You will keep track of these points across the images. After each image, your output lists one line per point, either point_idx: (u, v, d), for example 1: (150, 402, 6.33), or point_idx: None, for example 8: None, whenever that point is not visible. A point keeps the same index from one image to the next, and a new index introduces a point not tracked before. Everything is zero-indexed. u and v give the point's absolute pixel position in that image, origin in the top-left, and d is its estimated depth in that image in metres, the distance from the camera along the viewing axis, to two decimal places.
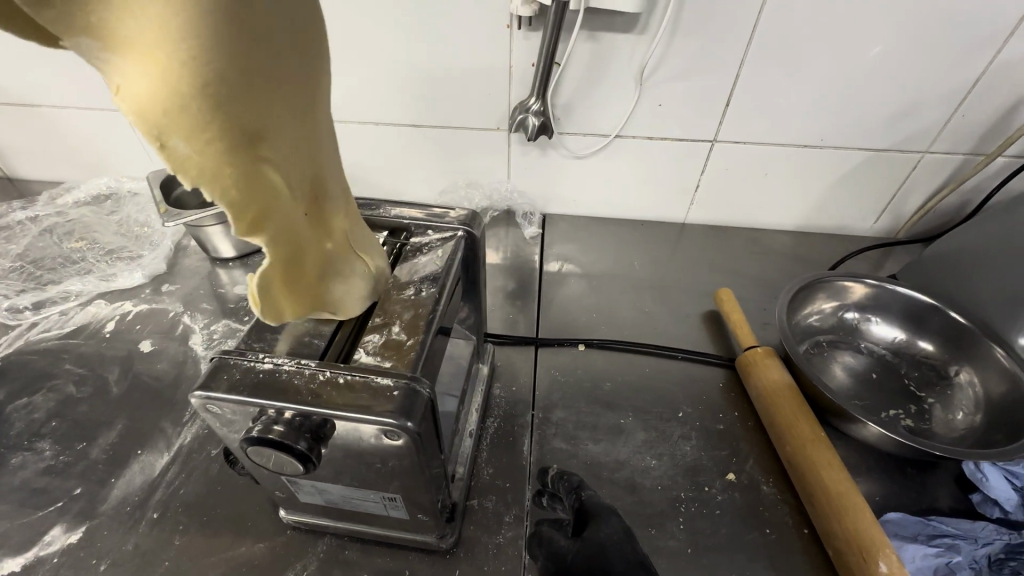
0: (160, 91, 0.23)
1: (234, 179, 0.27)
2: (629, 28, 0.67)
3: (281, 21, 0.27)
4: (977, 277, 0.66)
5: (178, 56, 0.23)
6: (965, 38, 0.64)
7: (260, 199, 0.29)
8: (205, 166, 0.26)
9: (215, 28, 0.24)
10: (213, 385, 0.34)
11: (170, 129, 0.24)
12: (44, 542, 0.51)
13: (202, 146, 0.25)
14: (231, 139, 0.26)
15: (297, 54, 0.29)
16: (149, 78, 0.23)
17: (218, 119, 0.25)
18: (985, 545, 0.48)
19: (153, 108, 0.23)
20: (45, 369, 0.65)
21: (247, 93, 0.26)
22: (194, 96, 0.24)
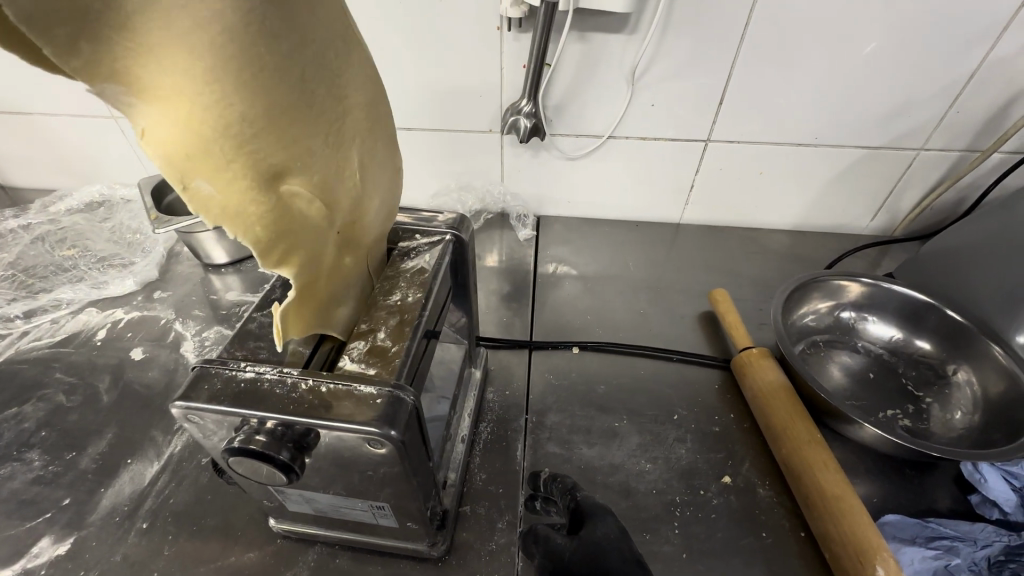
0: (185, 135, 0.25)
1: (256, 216, 0.28)
2: (619, 28, 0.67)
3: (303, 60, 0.28)
4: (974, 274, 0.66)
5: (199, 103, 0.25)
6: (958, 35, 0.64)
7: (284, 233, 0.30)
8: (227, 205, 0.27)
9: (234, 75, 0.25)
10: (194, 395, 0.33)
11: (192, 172, 0.26)
12: (32, 554, 0.50)
13: (225, 184, 0.27)
14: (254, 177, 0.28)
15: (323, 92, 0.30)
16: (173, 123, 0.25)
17: (239, 160, 0.27)
18: (984, 546, 0.47)
19: (177, 152, 0.25)
20: (36, 378, 0.65)
21: (269, 133, 0.27)
22: (214, 138, 0.26)
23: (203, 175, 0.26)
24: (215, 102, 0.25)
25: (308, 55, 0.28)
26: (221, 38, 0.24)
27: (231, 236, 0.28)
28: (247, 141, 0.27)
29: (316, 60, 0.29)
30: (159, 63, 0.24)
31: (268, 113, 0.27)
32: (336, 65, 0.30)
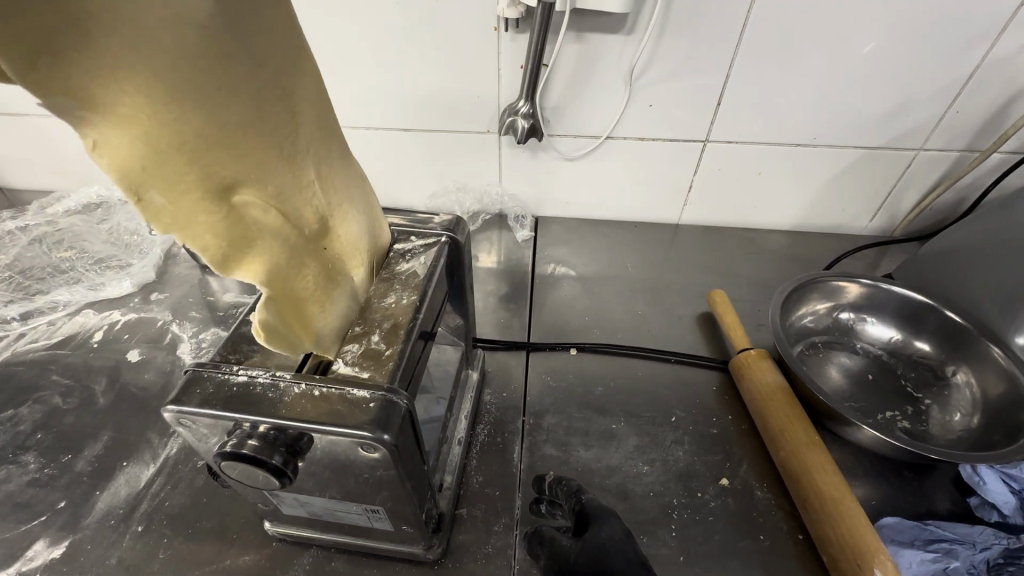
0: (137, 149, 0.25)
1: (211, 227, 0.28)
2: (617, 28, 0.66)
3: (259, 73, 0.28)
4: (974, 275, 0.65)
5: (151, 116, 0.25)
6: (957, 36, 0.63)
7: (240, 243, 0.30)
8: (179, 216, 0.27)
9: (186, 89, 0.25)
10: (186, 399, 0.33)
11: (145, 184, 0.26)
12: (27, 557, 0.50)
13: (179, 196, 0.27)
14: (209, 188, 0.28)
15: (280, 103, 0.30)
16: (127, 137, 0.24)
17: (192, 172, 0.27)
18: (983, 549, 0.47)
19: (129, 165, 0.25)
20: (32, 380, 0.65)
21: (224, 145, 0.28)
22: (166, 151, 0.26)
23: (158, 188, 0.26)
24: (169, 116, 0.25)
25: (264, 69, 0.29)
26: (175, 52, 0.25)
27: (186, 247, 0.28)
28: (201, 153, 0.27)
29: (273, 73, 0.29)
30: (117, 81, 0.23)
31: (222, 125, 0.27)
32: (292, 76, 0.31)
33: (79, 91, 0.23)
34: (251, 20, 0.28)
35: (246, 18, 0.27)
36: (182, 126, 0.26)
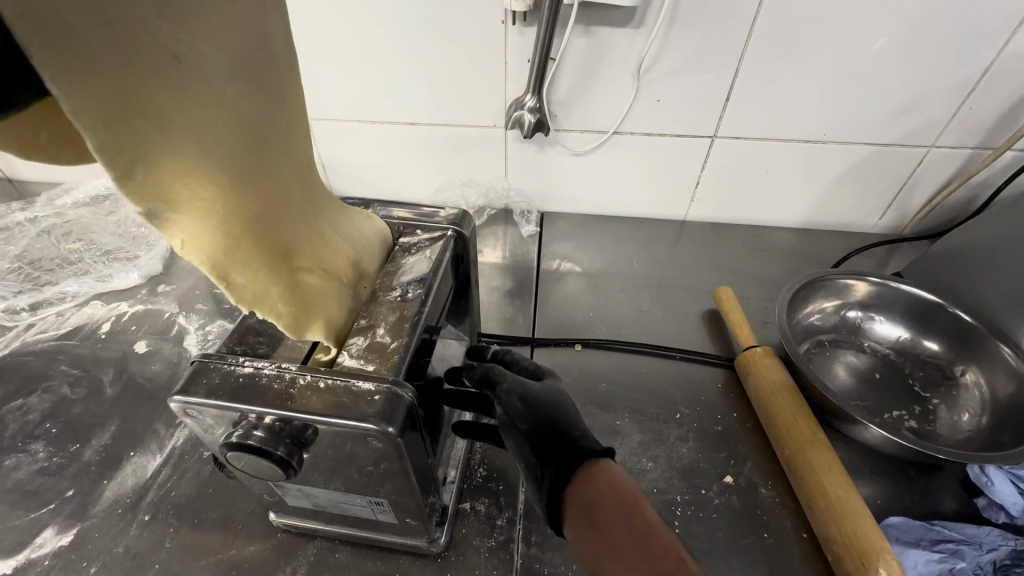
0: (219, 239, 0.27)
1: (275, 292, 0.31)
2: (625, 22, 0.66)
3: (288, 148, 0.30)
4: (984, 274, 0.65)
5: (227, 208, 0.26)
6: (973, 31, 0.62)
7: (295, 303, 0.33)
8: (255, 289, 0.30)
9: (245, 178, 0.27)
10: (191, 390, 0.33)
11: (226, 267, 0.28)
12: (36, 544, 0.51)
13: (254, 272, 0.29)
14: (270, 261, 0.30)
15: (300, 170, 0.32)
16: (208, 229, 0.26)
17: (259, 250, 0.29)
18: (990, 550, 0.47)
19: (214, 253, 0.27)
20: (41, 370, 0.65)
21: (277, 220, 0.30)
22: (240, 234, 0.27)
23: (238, 268, 0.28)
24: (239, 203, 0.27)
25: (292, 141, 0.30)
26: (234, 145, 0.26)
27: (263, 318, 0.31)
28: (261, 231, 0.29)
29: (295, 145, 0.31)
30: (195, 180, 0.24)
31: (272, 203, 0.29)
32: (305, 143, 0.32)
33: (166, 193, 0.24)
34: (282, 97, 0.28)
35: (277, 94, 0.28)
36: (247, 210, 0.28)
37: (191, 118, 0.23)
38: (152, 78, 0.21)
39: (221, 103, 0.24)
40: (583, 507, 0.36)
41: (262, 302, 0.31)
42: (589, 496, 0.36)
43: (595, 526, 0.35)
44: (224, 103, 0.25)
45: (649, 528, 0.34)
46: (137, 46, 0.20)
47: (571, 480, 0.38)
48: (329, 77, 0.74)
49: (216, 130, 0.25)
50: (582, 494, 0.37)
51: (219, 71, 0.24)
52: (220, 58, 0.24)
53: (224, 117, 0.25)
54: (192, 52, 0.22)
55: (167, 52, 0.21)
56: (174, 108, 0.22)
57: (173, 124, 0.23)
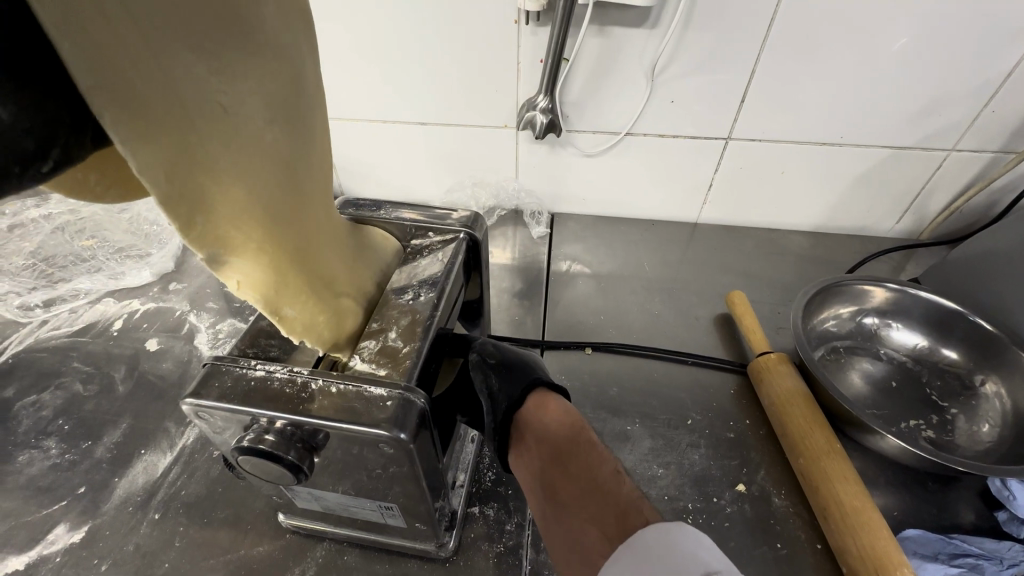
0: (265, 274, 0.30)
1: (322, 319, 0.34)
2: (639, 22, 0.65)
3: (317, 180, 0.32)
4: (1007, 281, 0.63)
5: (270, 245, 0.29)
6: (997, 32, 0.61)
7: (335, 325, 0.36)
8: (306, 322, 0.33)
9: (284, 215, 0.29)
10: (203, 393, 0.33)
11: (274, 299, 0.31)
12: (48, 541, 0.51)
13: (303, 303, 0.33)
14: (313, 290, 0.33)
15: (325, 198, 0.34)
16: (254, 264, 0.29)
17: (298, 280, 0.32)
18: (1011, 566, 0.46)
19: (261, 287, 0.30)
20: (54, 367, 0.66)
21: (310, 249, 0.33)
22: (281, 267, 0.31)
23: (287, 303, 0.32)
24: (280, 239, 0.30)
25: (319, 174, 0.32)
26: (274, 186, 0.28)
27: (312, 345, 0.34)
28: (299, 263, 0.32)
29: (323, 176, 0.33)
30: (246, 224, 0.27)
31: (305, 234, 0.32)
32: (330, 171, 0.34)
33: (222, 239, 0.26)
34: (313, 135, 0.30)
35: (308, 133, 0.30)
36: (285, 243, 0.30)
37: (238, 165, 0.25)
38: (203, 131, 0.23)
39: (262, 148, 0.26)
40: (535, 430, 0.42)
41: (305, 329, 0.34)
42: (540, 421, 0.42)
43: (546, 446, 0.41)
44: (264, 145, 0.26)
45: (590, 446, 0.42)
46: (189, 103, 0.22)
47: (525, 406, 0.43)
48: (341, 77, 0.74)
49: (261, 175, 0.27)
50: (533, 419, 0.43)
51: (259, 117, 0.26)
52: (259, 105, 0.25)
53: (262, 159, 0.27)
54: (235, 102, 0.24)
55: (214, 104, 0.23)
56: (223, 158, 0.25)
57: (223, 171, 0.25)
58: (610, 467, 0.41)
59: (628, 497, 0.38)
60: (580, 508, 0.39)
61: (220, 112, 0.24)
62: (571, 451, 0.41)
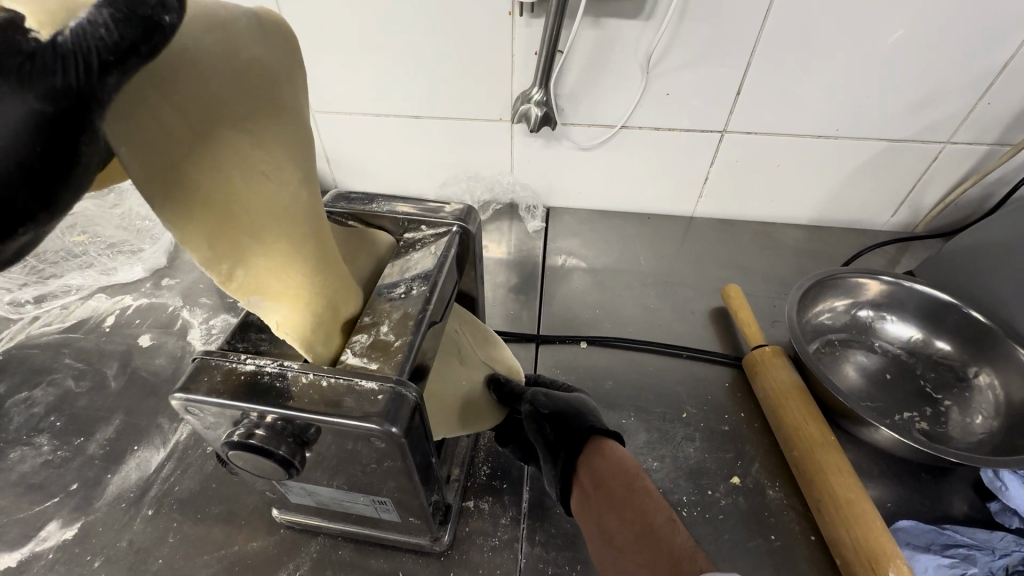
0: (306, 317, 0.32)
1: (336, 338, 0.36)
2: (634, 14, 0.64)
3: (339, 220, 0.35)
4: (1000, 273, 0.63)
5: (309, 290, 0.32)
6: (994, 23, 0.61)
7: (338, 337, 0.36)
8: (327, 347, 0.35)
9: (322, 260, 0.32)
10: (193, 388, 0.33)
11: (310, 336, 0.33)
12: (40, 538, 0.51)
13: (325, 333, 0.34)
14: (337, 320, 0.35)
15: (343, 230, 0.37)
16: (294, 310, 0.32)
17: (330, 315, 0.34)
18: (1003, 556, 0.46)
19: (301, 327, 0.33)
20: (45, 363, 0.65)
21: (343, 282, 0.35)
22: (321, 308, 0.33)
23: (319, 338, 0.34)
24: (319, 284, 0.32)
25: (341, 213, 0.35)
26: (312, 237, 0.31)
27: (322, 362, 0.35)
28: (336, 301, 0.34)
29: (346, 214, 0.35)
30: (287, 273, 0.30)
31: (339, 273, 0.35)
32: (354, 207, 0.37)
33: (261, 286, 0.30)
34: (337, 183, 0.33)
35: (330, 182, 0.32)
36: (324, 285, 0.33)
37: (283, 227, 0.29)
38: (245, 195, 0.26)
39: (300, 205, 0.29)
40: (590, 471, 0.44)
41: (339, 347, 0.36)
42: (598, 464, 0.44)
43: (600, 487, 0.43)
44: (299, 197, 0.29)
45: (644, 492, 0.42)
46: (230, 174, 0.25)
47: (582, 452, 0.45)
48: (334, 70, 0.74)
49: (300, 230, 0.30)
50: (591, 462, 0.45)
51: (293, 173, 0.28)
52: (296, 166, 0.28)
53: (298, 209, 0.29)
54: (271, 164, 0.27)
55: (254, 170, 0.26)
56: (266, 221, 0.28)
57: (266, 231, 0.28)
58: (666, 513, 0.41)
59: (683, 544, 0.38)
60: (634, 552, 0.39)
61: (260, 176, 0.26)
62: (626, 494, 0.41)
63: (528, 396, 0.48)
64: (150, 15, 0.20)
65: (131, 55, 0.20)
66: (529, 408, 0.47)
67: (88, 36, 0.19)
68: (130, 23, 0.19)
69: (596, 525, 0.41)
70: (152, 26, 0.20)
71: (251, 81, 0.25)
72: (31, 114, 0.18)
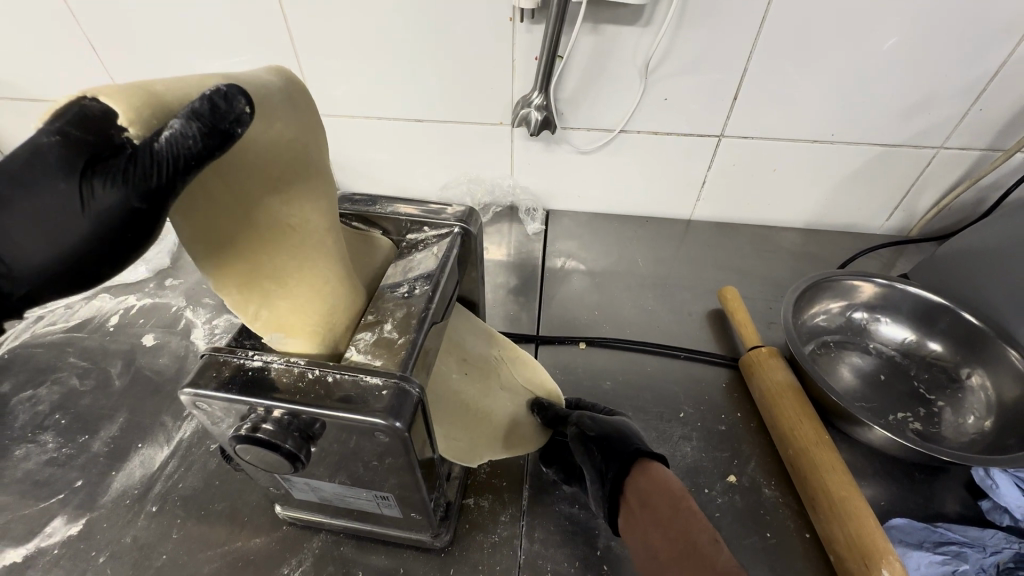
0: (312, 331, 0.35)
1: (339, 335, 0.37)
2: (633, 20, 0.65)
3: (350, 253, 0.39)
4: (992, 276, 0.64)
5: (322, 314, 0.35)
6: (985, 31, 0.62)
7: (342, 331, 0.37)
8: (330, 343, 0.37)
9: (338, 291, 0.36)
10: (202, 383, 0.34)
11: (317, 343, 0.36)
12: (45, 533, 0.51)
13: (328, 334, 0.36)
14: (345, 326, 0.37)
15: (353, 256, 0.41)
16: (306, 332, 0.35)
17: (338, 323, 0.37)
18: (993, 553, 0.47)
19: (310, 340, 0.36)
20: (49, 362, 0.66)
21: (354, 288, 0.37)
22: (331, 325, 0.36)
23: (325, 343, 0.36)
24: (332, 309, 0.36)
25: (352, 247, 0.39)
26: (331, 275, 0.35)
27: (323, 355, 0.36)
28: (346, 314, 0.37)
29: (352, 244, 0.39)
30: (304, 308, 0.34)
31: (354, 296, 0.38)
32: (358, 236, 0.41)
33: (282, 322, 0.35)
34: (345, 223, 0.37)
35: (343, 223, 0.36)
36: (335, 310, 0.36)
37: (304, 270, 0.33)
38: (274, 246, 0.31)
39: (319, 250, 0.34)
40: (635, 492, 0.41)
41: (339, 337, 0.37)
42: (642, 485, 0.41)
43: (646, 509, 0.40)
44: (320, 242, 0.33)
45: (691, 512, 0.39)
46: (261, 230, 0.30)
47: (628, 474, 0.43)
48: (337, 74, 0.75)
49: (318, 270, 0.34)
50: (635, 483, 0.42)
51: (315, 222, 0.33)
52: (316, 216, 0.33)
53: (320, 254, 0.34)
54: (297, 217, 0.31)
55: (283, 223, 0.31)
56: (289, 267, 0.32)
57: (288, 277, 0.33)
58: (710, 534, 0.37)
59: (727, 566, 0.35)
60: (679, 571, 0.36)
61: (288, 229, 0.31)
62: (670, 514, 0.39)
63: (574, 419, 0.49)
64: (229, 128, 0.24)
65: (207, 160, 0.24)
66: (574, 429, 0.48)
67: (178, 146, 0.23)
68: (212, 135, 0.23)
69: (638, 545, 0.39)
70: (228, 137, 0.24)
71: (282, 147, 0.29)
72: (125, 206, 0.23)
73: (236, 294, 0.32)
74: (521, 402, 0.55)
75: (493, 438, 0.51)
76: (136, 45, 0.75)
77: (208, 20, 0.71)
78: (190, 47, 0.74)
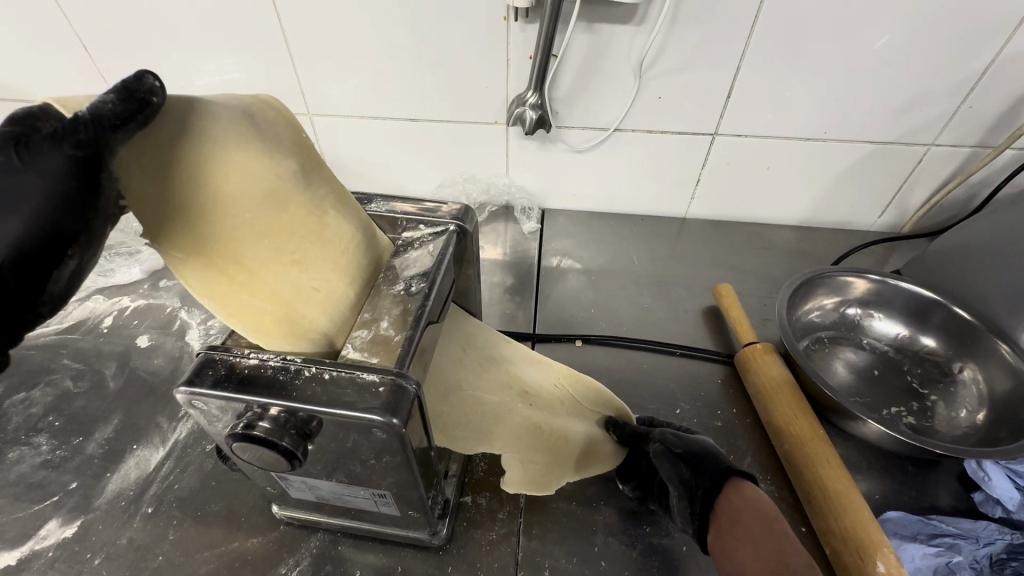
0: (315, 331, 0.35)
1: (341, 325, 0.37)
2: (627, 19, 0.66)
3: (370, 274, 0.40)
4: (983, 271, 0.65)
5: (320, 314, 0.35)
6: (974, 29, 0.63)
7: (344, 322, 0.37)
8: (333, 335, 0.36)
9: (341, 298, 0.36)
10: (198, 380, 0.34)
11: (321, 338, 0.36)
12: (40, 536, 0.51)
13: (330, 330, 0.36)
14: (346, 318, 0.37)
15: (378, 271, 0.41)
16: (315, 337, 0.36)
17: (341, 318, 0.37)
18: (986, 545, 0.48)
19: (316, 339, 0.36)
20: (43, 364, 0.66)
21: (352, 289, 0.37)
22: (333, 322, 0.36)
23: (328, 337, 0.36)
24: (334, 312, 0.36)
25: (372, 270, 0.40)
26: (339, 296, 0.36)
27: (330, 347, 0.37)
28: (346, 308, 0.37)
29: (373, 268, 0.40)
30: (312, 320, 0.35)
31: (358, 297, 0.38)
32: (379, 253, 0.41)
33: (299, 340, 0.35)
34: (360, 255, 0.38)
35: (357, 257, 0.38)
36: (337, 314, 0.36)
37: (321, 308, 0.35)
38: (302, 309, 0.34)
39: (333, 289, 0.35)
40: (728, 509, 0.40)
41: (337, 325, 0.37)
42: (736, 502, 0.40)
43: (739, 526, 0.38)
44: (338, 288, 0.36)
45: (785, 534, 0.37)
46: (280, 291, 0.33)
47: (721, 491, 0.41)
48: (331, 73, 0.74)
49: (331, 301, 0.36)
50: (729, 500, 0.40)
51: (330, 272, 0.35)
52: (325, 263, 0.35)
53: (341, 297, 0.36)
54: (308, 269, 0.34)
55: (298, 280, 0.33)
56: (309, 309, 0.34)
57: (307, 314, 0.35)
58: (806, 558, 0.36)
59: None
60: None
61: (314, 290, 0.34)
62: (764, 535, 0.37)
63: (655, 436, 0.48)
64: (144, 96, 0.26)
65: (131, 122, 0.25)
66: (659, 446, 0.47)
67: (99, 106, 0.24)
68: (130, 99, 0.25)
69: (726, 563, 0.38)
70: (146, 104, 0.26)
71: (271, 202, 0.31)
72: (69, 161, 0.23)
73: (261, 340, 0.35)
74: (592, 423, 0.55)
75: (564, 459, 0.52)
76: (129, 45, 0.74)
77: (201, 19, 0.71)
78: (181, 46, 0.74)
